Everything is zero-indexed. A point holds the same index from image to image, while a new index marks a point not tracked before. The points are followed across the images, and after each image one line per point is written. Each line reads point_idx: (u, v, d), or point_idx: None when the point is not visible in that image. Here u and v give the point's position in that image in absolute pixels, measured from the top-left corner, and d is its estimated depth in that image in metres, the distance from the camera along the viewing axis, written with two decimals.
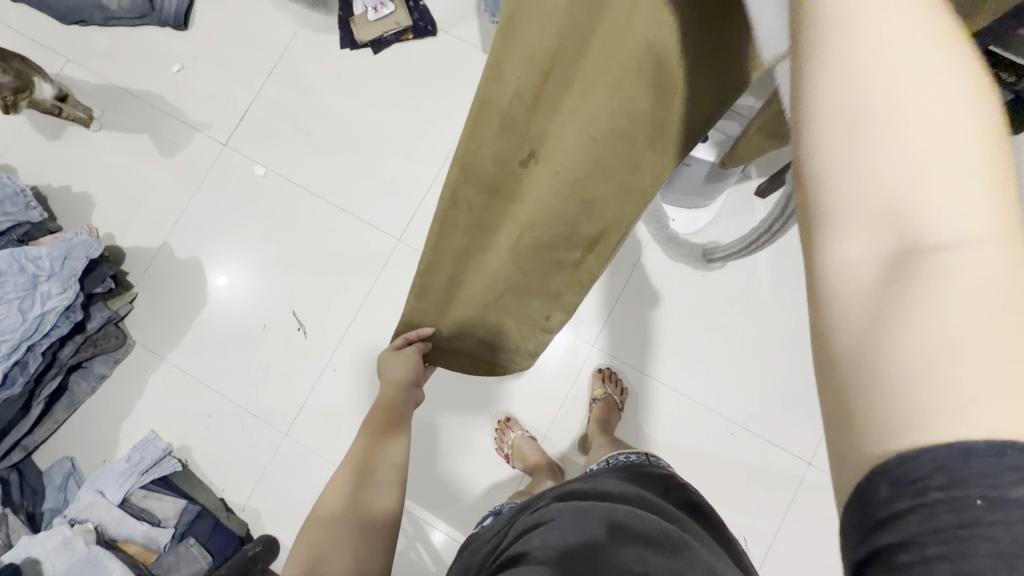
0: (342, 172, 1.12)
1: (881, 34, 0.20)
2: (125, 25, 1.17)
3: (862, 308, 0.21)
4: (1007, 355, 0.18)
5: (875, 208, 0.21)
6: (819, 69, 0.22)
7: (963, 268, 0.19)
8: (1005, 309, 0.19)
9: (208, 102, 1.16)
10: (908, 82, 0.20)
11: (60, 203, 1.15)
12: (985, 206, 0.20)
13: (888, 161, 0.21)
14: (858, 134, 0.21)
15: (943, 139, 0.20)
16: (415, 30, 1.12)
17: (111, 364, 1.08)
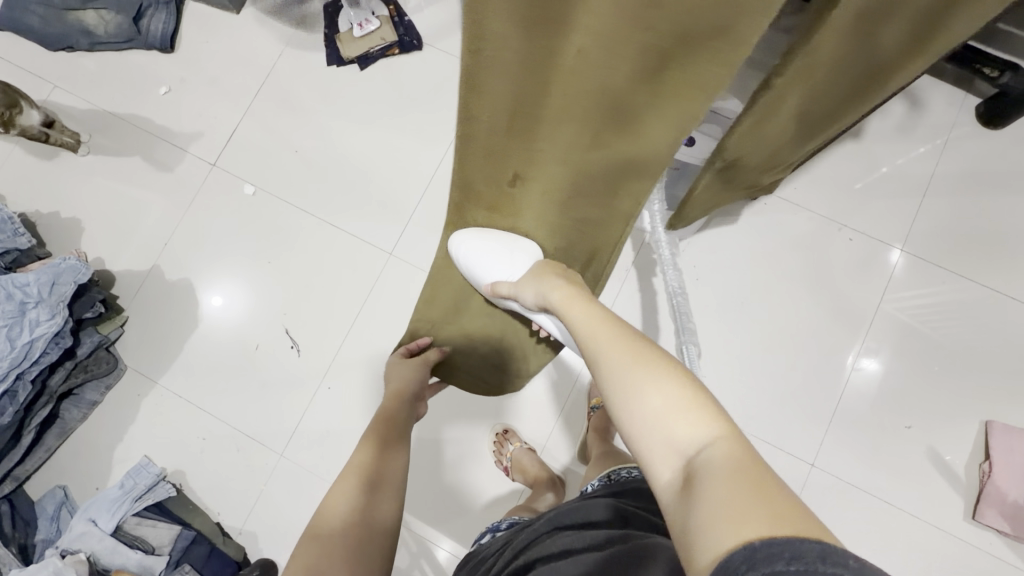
0: (332, 188, 1.12)
1: (623, 370, 0.44)
2: (111, 49, 1.17)
3: (673, 500, 0.36)
4: (738, 501, 0.32)
5: (659, 450, 0.38)
6: (608, 381, 0.44)
7: (706, 461, 0.35)
8: (730, 471, 0.34)
9: (196, 123, 1.16)
10: (646, 381, 0.41)
11: (49, 229, 1.14)
12: (705, 424, 0.37)
13: (651, 413, 0.39)
14: (633, 406, 0.41)
15: (668, 398, 0.40)
16: (400, 45, 1.13)
17: (103, 390, 1.07)
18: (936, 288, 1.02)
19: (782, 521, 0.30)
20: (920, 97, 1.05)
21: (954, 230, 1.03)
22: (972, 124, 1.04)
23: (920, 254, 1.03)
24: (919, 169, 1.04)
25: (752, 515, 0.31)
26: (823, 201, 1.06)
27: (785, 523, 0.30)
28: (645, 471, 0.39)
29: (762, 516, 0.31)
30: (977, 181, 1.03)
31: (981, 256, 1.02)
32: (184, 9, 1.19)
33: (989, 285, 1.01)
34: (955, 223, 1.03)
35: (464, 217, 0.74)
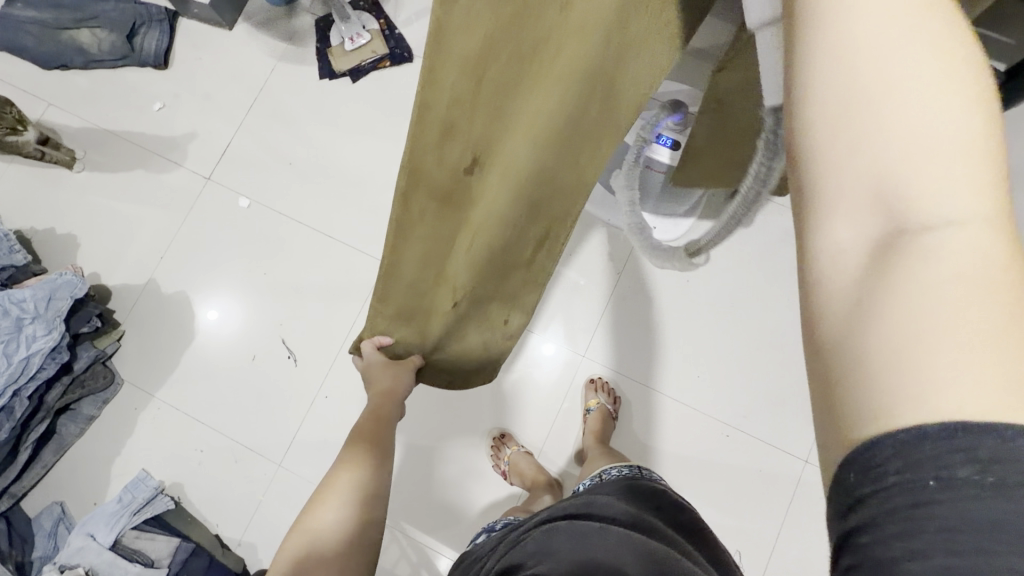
0: (326, 199, 1.13)
1: (875, 57, 0.25)
2: (106, 67, 1.19)
3: (848, 287, 0.25)
4: (965, 318, 0.22)
5: (869, 193, 0.25)
6: (830, 69, 0.26)
7: (938, 246, 0.23)
8: (981, 295, 0.22)
9: (190, 138, 1.17)
10: (906, 82, 0.24)
11: (45, 245, 1.15)
12: (968, 211, 0.23)
13: (886, 160, 0.25)
14: (863, 133, 0.25)
15: (940, 146, 0.24)
16: (391, 58, 1.15)
17: (99, 405, 1.07)
18: None
19: (1017, 400, 0.21)
20: None
21: None
22: None
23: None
24: None
25: (980, 374, 0.22)
26: None
27: (1020, 402, 0.21)
28: (808, 230, 0.27)
29: (986, 381, 0.22)
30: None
31: None
32: (178, 26, 1.21)
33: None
34: None
35: (409, 211, 0.65)
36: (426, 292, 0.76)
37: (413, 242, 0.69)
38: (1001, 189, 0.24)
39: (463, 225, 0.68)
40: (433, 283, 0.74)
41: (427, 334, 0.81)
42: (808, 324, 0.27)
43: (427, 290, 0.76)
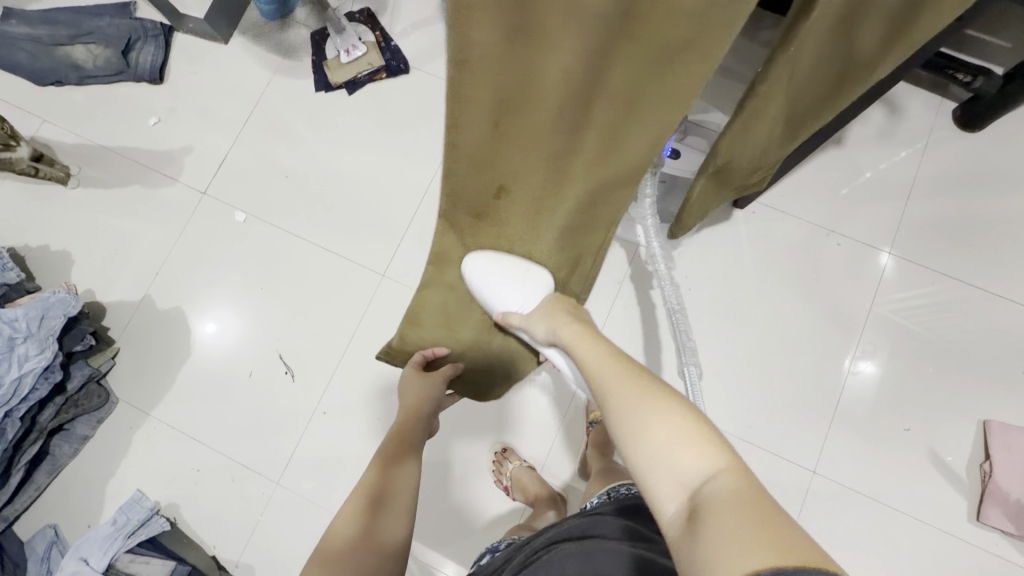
0: (323, 212, 1.12)
1: (628, 403, 0.46)
2: (101, 82, 1.18)
3: (679, 533, 0.36)
4: (738, 533, 0.32)
5: (665, 485, 0.39)
6: (616, 413, 0.46)
7: (711, 496, 0.36)
8: (737, 500, 0.34)
9: (186, 153, 1.16)
10: (650, 414, 0.43)
11: (38, 262, 1.14)
12: (713, 458, 0.38)
13: (654, 443, 0.41)
14: (637, 436, 0.43)
15: (675, 429, 0.41)
16: (387, 70, 1.15)
17: (94, 424, 1.05)
18: (925, 290, 1.03)
19: (792, 549, 0.30)
20: (899, 104, 1.07)
21: (941, 231, 1.04)
22: (950, 128, 1.06)
23: (910, 256, 1.04)
24: (901, 173, 1.06)
25: (758, 539, 0.31)
26: (811, 207, 1.07)
27: (793, 549, 0.30)
28: (650, 504, 0.40)
29: (765, 544, 0.31)
30: (959, 181, 1.05)
31: (968, 257, 1.03)
32: (173, 41, 1.20)
33: (979, 283, 1.02)
34: (940, 225, 1.04)
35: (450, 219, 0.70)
36: (471, 301, 0.79)
37: (457, 241, 0.74)
38: (723, 442, 0.39)
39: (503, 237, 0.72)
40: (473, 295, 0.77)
41: (458, 335, 0.83)
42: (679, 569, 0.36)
43: (468, 300, 0.79)
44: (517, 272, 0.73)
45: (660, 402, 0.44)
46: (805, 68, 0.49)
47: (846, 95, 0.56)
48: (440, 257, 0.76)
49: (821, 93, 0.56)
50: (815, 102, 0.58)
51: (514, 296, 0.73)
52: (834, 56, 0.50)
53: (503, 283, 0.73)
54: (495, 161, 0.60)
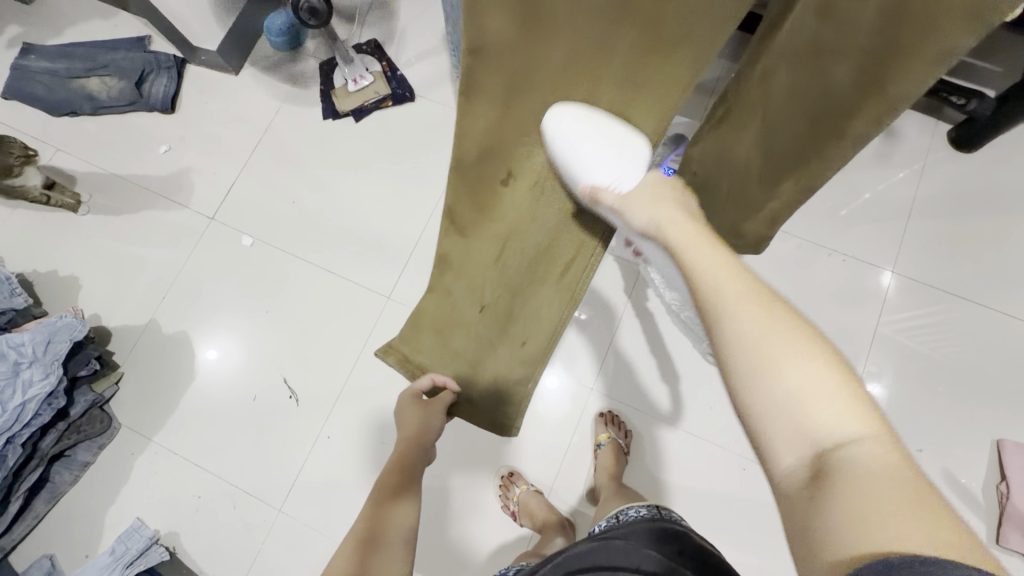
0: (329, 237, 1.14)
1: (748, 327, 0.38)
2: (114, 113, 1.22)
3: (798, 488, 0.34)
4: (891, 508, 0.29)
5: (789, 434, 0.35)
6: (728, 332, 0.39)
7: (852, 459, 0.32)
8: (888, 472, 0.31)
9: (195, 179, 1.19)
10: (785, 348, 0.36)
11: (46, 288, 1.14)
12: (856, 416, 0.34)
13: (786, 385, 0.35)
14: (760, 370, 0.36)
15: (814, 375, 0.35)
16: (393, 98, 1.18)
17: (95, 451, 1.04)
18: (931, 308, 1.03)
19: (954, 542, 0.28)
20: (894, 126, 1.09)
21: (943, 250, 1.05)
22: (946, 149, 1.08)
23: (915, 275, 1.04)
24: (901, 193, 1.07)
25: (916, 525, 0.29)
26: (813, 227, 1.08)
27: (955, 543, 0.28)
28: (761, 446, 0.36)
29: (921, 531, 0.28)
30: (957, 200, 1.06)
31: (971, 275, 1.03)
32: (185, 73, 1.24)
33: (984, 301, 1.02)
34: (942, 244, 1.05)
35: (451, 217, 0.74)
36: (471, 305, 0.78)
37: (454, 243, 0.76)
38: (865, 400, 0.35)
39: (501, 230, 0.75)
40: (473, 296, 0.78)
41: (448, 345, 0.79)
42: (785, 518, 0.34)
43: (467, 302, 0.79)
44: (602, 135, 0.63)
45: (789, 334, 0.37)
46: (783, 89, 0.55)
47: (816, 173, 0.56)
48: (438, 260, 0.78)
49: (787, 150, 0.56)
50: (786, 164, 0.58)
51: (604, 173, 0.62)
52: (811, 95, 0.52)
53: (591, 145, 0.63)
54: (502, 144, 0.68)
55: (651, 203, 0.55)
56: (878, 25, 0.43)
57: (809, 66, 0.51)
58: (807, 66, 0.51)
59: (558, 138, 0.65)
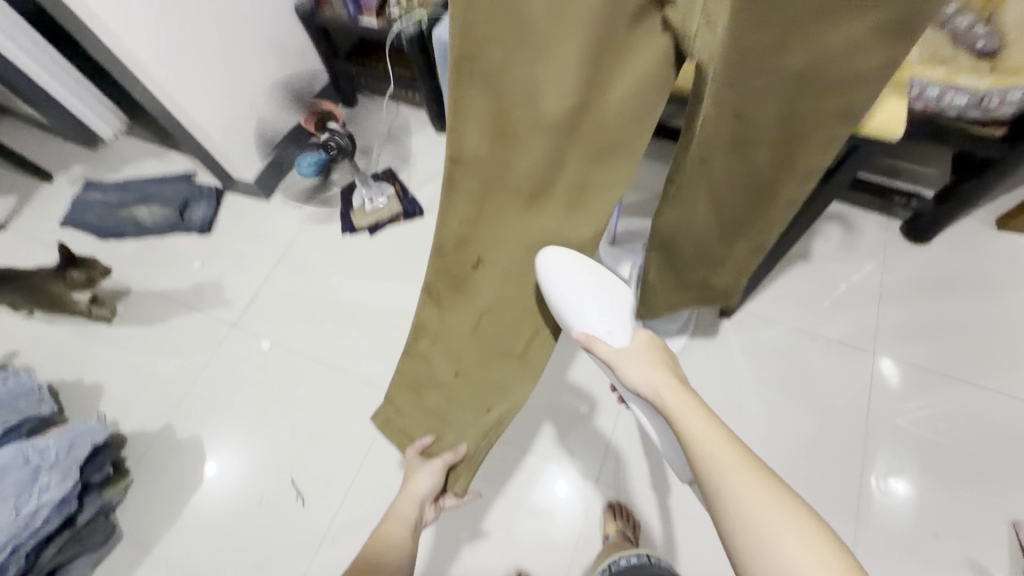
0: (342, 338, 1.22)
1: (747, 503, 0.48)
2: (156, 234, 1.37)
3: None
4: None
5: (763, 570, 0.45)
6: (727, 507, 0.49)
7: None
8: None
9: (222, 290, 1.30)
10: (781, 525, 0.46)
11: (71, 395, 1.20)
12: None
13: (785, 562, 0.44)
14: (765, 547, 0.45)
15: (811, 554, 0.44)
16: (404, 214, 1.33)
17: (93, 564, 1.02)
18: (918, 388, 1.07)
19: None
20: (852, 223, 1.22)
21: (917, 332, 1.11)
22: (902, 241, 1.19)
23: (905, 358, 1.09)
24: (868, 281, 1.17)
25: None
26: (793, 314, 1.16)
27: None
28: None
29: None
30: (926, 287, 1.15)
31: (950, 355, 1.09)
32: (222, 199, 1.41)
33: (978, 382, 1.06)
34: (915, 326, 1.12)
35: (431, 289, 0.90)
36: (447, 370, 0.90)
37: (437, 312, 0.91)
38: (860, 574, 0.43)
39: (476, 306, 0.86)
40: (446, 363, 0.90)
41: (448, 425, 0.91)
42: None
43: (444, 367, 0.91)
44: (585, 277, 0.76)
45: (784, 513, 0.46)
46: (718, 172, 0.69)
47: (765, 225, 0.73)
48: (421, 327, 0.92)
49: (733, 216, 0.73)
50: (727, 213, 0.73)
51: (596, 321, 0.74)
52: (741, 176, 0.67)
53: (580, 290, 0.75)
54: (476, 237, 0.81)
55: (651, 368, 0.66)
56: (779, 125, 0.58)
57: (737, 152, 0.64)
58: (738, 152, 0.64)
59: (551, 288, 0.75)
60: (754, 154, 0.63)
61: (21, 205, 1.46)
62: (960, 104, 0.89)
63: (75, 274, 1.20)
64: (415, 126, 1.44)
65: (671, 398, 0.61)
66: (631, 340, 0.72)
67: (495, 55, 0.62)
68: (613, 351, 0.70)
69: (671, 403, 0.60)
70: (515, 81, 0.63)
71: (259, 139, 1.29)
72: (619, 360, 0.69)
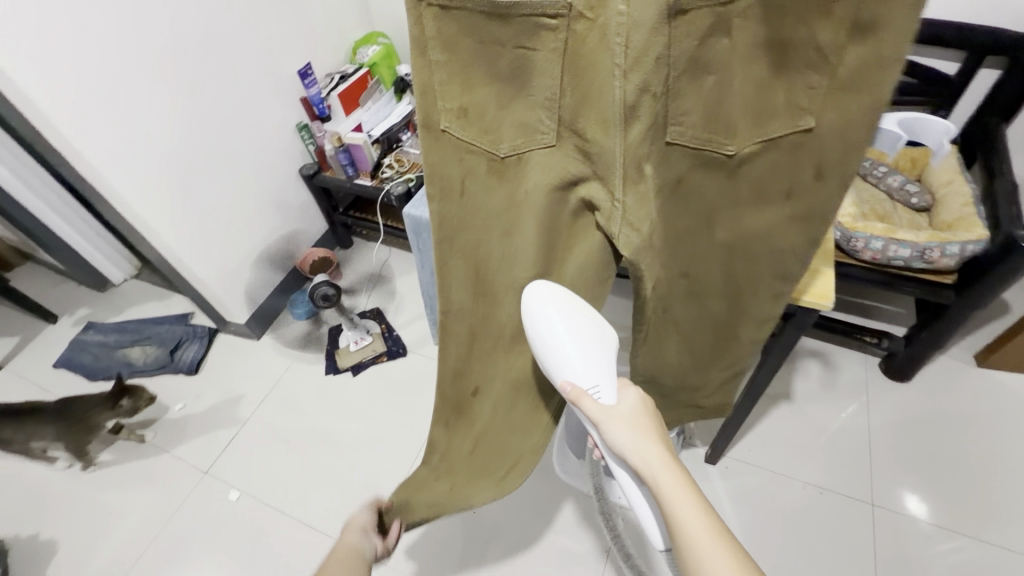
0: (314, 486, 1.17)
1: None
2: (144, 375, 1.39)
3: None
4: None
5: None
6: None
7: None
8: None
9: (199, 433, 1.28)
10: None
11: (21, 553, 1.13)
12: None
13: None
14: None
15: None
16: (388, 353, 1.36)
17: None
18: (925, 543, 0.99)
19: None
20: (829, 360, 1.23)
21: (911, 472, 1.07)
22: (882, 378, 1.19)
23: (938, 496, 1.03)
24: (853, 421, 1.14)
25: None
26: (781, 458, 1.11)
27: None
28: None
29: None
30: (939, 426, 1.11)
31: (952, 499, 1.03)
32: (214, 339, 1.46)
33: (1016, 548, 0.97)
34: (907, 466, 1.07)
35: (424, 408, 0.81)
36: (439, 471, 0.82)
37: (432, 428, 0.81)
38: None
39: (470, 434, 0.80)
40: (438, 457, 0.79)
41: None
42: None
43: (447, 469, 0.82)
44: (587, 323, 0.62)
45: None
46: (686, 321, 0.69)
47: (736, 357, 0.71)
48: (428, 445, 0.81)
49: (705, 351, 0.72)
50: (694, 359, 0.74)
51: (591, 371, 0.57)
52: (705, 321, 0.68)
53: (579, 336, 0.60)
54: (473, 367, 0.75)
55: (641, 439, 0.52)
56: (724, 279, 0.61)
57: (698, 303, 0.66)
58: (701, 302, 0.65)
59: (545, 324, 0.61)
60: (708, 305, 0.65)
61: (21, 346, 1.51)
62: (902, 255, 0.96)
63: (124, 403, 1.17)
64: (404, 267, 1.53)
65: (660, 477, 0.49)
66: (618, 400, 0.56)
67: (453, 247, 0.65)
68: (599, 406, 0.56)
69: (663, 490, 0.48)
70: (489, 254, 0.66)
71: (251, 287, 1.37)
72: (605, 422, 0.54)
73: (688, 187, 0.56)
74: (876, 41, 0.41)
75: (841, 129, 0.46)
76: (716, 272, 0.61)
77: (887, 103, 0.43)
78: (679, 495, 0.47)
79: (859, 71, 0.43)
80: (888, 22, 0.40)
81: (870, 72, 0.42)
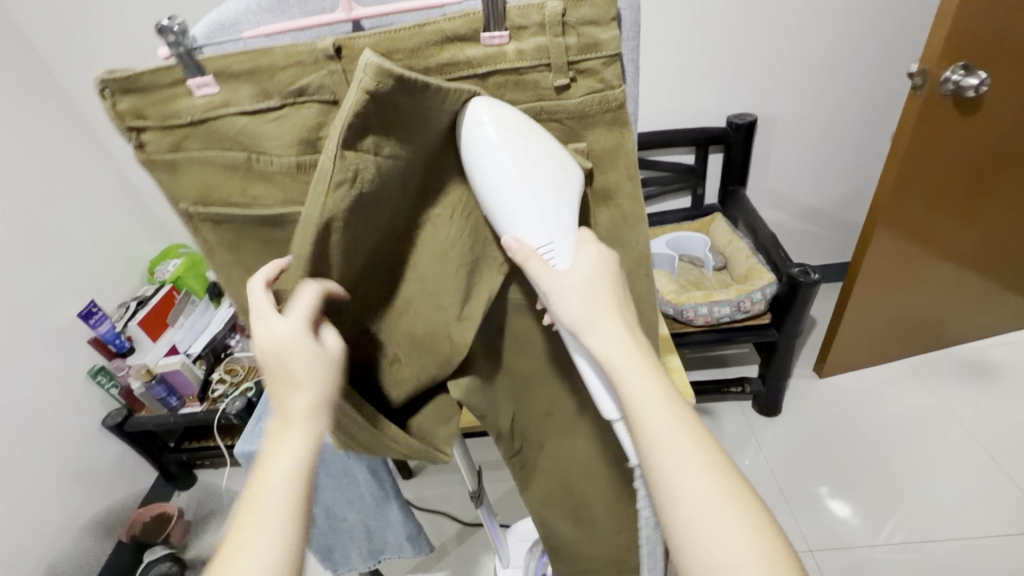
0: None
1: (663, 417, 0.37)
2: None
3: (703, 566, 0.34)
4: (745, 526, 0.34)
5: (666, 479, 0.35)
6: (646, 422, 0.37)
7: (699, 499, 0.34)
8: (734, 495, 0.35)
9: None
10: (674, 424, 0.36)
11: None
12: (715, 466, 0.35)
13: (681, 466, 0.35)
14: (662, 465, 0.36)
15: (696, 448, 0.36)
16: None
17: None
18: (855, 568, 1.02)
19: (766, 547, 0.33)
20: (713, 417, 1.30)
21: (813, 492, 1.13)
22: (762, 419, 1.27)
23: (842, 499, 1.11)
24: (756, 468, 1.19)
25: (761, 550, 0.33)
26: None
27: (766, 547, 0.33)
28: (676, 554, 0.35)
29: (760, 538, 0.34)
30: (819, 443, 1.21)
31: (853, 499, 1.11)
32: None
33: (918, 537, 1.04)
34: (808, 487, 1.14)
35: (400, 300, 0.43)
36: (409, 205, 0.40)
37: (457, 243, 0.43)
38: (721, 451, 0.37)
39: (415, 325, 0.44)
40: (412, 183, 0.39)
41: None
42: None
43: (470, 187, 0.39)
44: (542, 162, 0.37)
45: (678, 422, 0.37)
46: (563, 459, 0.65)
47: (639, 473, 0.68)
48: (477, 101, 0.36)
49: (596, 483, 0.68)
50: (584, 487, 0.68)
51: (536, 225, 0.38)
52: (591, 457, 0.65)
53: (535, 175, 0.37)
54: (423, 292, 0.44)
55: (598, 314, 0.39)
56: (576, 408, 0.61)
57: (570, 438, 0.63)
58: (574, 435, 0.63)
59: (477, 169, 0.37)
60: (569, 437, 0.64)
61: None
62: (725, 313, 1.09)
63: None
64: None
65: (651, 417, 0.37)
66: (574, 261, 0.40)
67: None
68: (546, 273, 0.39)
69: (649, 423, 0.37)
70: (433, 319, 0.45)
71: None
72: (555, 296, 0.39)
73: (494, 339, 0.53)
74: (616, 205, 0.43)
75: (622, 274, 0.46)
76: (553, 398, 0.59)
77: (649, 253, 0.46)
78: (678, 435, 0.36)
79: (599, 215, 0.43)
80: (617, 190, 0.42)
81: (624, 222, 0.44)
